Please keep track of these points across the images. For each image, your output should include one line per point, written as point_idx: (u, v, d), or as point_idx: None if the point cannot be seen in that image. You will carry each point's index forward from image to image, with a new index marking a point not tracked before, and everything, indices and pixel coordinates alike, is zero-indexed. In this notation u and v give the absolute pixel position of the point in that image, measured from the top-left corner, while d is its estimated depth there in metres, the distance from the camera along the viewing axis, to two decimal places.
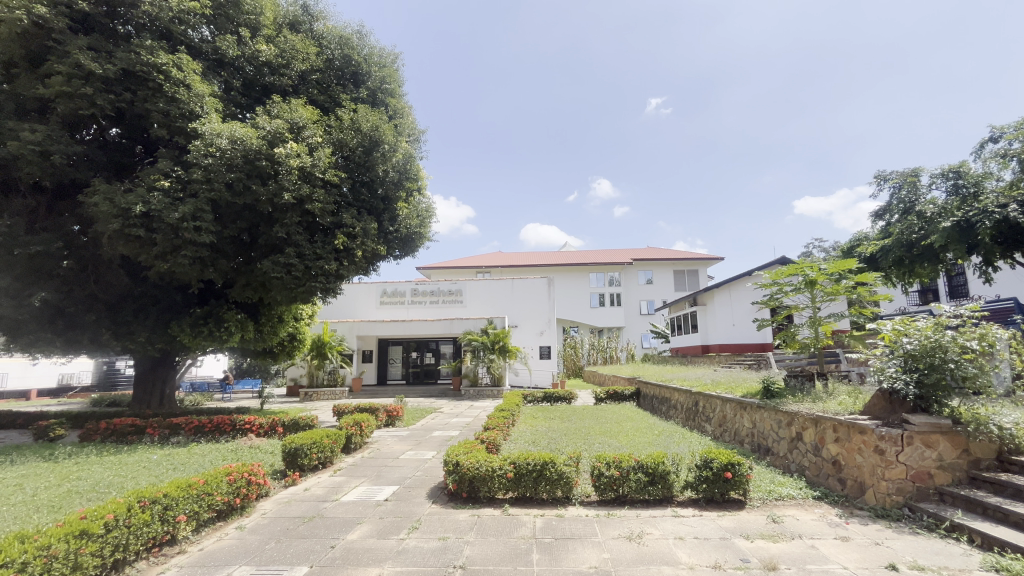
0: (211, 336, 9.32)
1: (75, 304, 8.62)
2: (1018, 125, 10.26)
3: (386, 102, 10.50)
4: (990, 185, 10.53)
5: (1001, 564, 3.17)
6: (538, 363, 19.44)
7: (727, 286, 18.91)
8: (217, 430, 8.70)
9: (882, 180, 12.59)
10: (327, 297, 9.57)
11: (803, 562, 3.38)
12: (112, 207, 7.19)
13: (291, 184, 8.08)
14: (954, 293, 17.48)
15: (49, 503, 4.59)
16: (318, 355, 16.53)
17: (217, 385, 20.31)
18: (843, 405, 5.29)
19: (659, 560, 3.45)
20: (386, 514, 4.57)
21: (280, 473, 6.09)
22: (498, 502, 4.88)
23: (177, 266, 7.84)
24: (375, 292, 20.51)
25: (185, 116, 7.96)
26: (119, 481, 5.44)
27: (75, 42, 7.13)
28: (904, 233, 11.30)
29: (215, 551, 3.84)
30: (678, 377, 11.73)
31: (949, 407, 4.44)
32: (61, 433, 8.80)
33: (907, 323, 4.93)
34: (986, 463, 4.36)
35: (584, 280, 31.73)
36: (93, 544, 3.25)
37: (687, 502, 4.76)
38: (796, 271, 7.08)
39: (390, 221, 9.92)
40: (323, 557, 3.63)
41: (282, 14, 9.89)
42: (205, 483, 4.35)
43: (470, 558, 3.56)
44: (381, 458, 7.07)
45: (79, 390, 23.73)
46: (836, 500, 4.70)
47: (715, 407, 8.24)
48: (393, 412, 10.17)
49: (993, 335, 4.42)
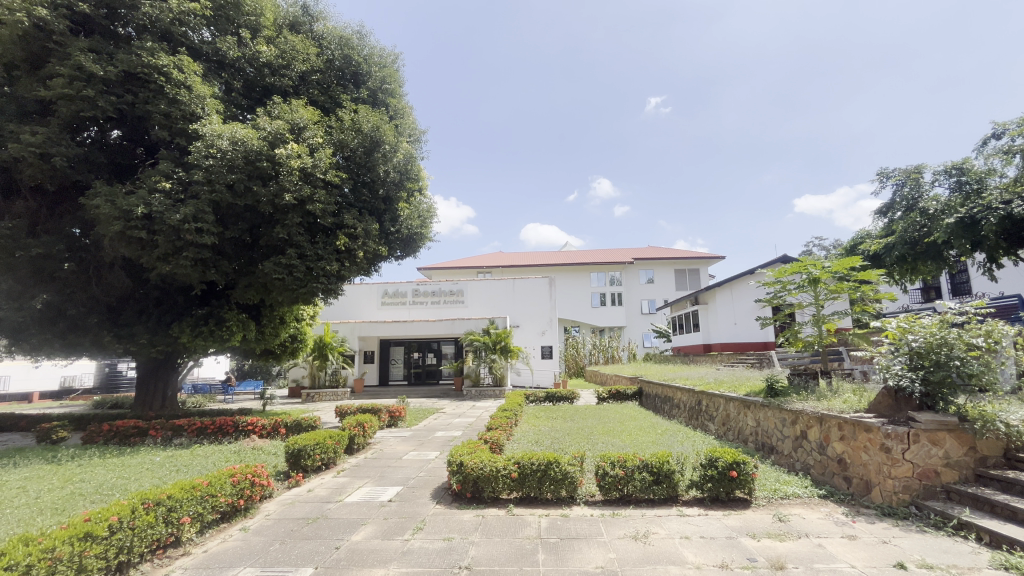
0: (213, 337, 9.31)
1: (77, 306, 8.62)
2: (1020, 121, 10.24)
3: (387, 102, 10.47)
4: (993, 181, 10.50)
5: (1011, 562, 3.14)
6: (539, 362, 19.45)
7: (729, 285, 18.88)
8: (220, 431, 8.71)
9: (885, 177, 12.56)
10: (328, 298, 9.56)
11: (811, 561, 3.36)
12: (114, 209, 7.18)
13: (291, 185, 8.06)
14: (957, 291, 17.45)
15: (52, 506, 4.59)
16: (320, 357, 16.54)
17: (220, 387, 20.31)
18: (848, 403, 5.26)
19: (665, 560, 3.44)
20: (390, 515, 4.56)
21: (283, 474, 6.08)
22: (502, 502, 4.86)
23: (179, 268, 7.84)
24: (376, 293, 20.50)
25: (187, 117, 7.96)
26: (122, 484, 5.42)
27: (76, 44, 7.15)
28: (907, 230, 11.28)
29: (219, 553, 3.83)
30: (680, 376, 11.66)
31: (955, 404, 4.41)
32: (64, 435, 8.80)
33: (912, 320, 4.90)
34: (993, 461, 4.33)
35: (585, 279, 31.70)
36: (96, 546, 3.24)
37: (692, 501, 4.73)
38: (799, 269, 7.05)
39: (392, 221, 9.91)
40: (327, 559, 3.61)
41: (282, 15, 9.88)
42: (208, 484, 4.34)
43: (475, 558, 3.55)
44: (384, 459, 7.06)
45: (81, 392, 23.76)
46: (843, 499, 4.69)
47: (719, 405, 8.21)
48: (395, 413, 10.17)
49: (999, 332, 4.41)
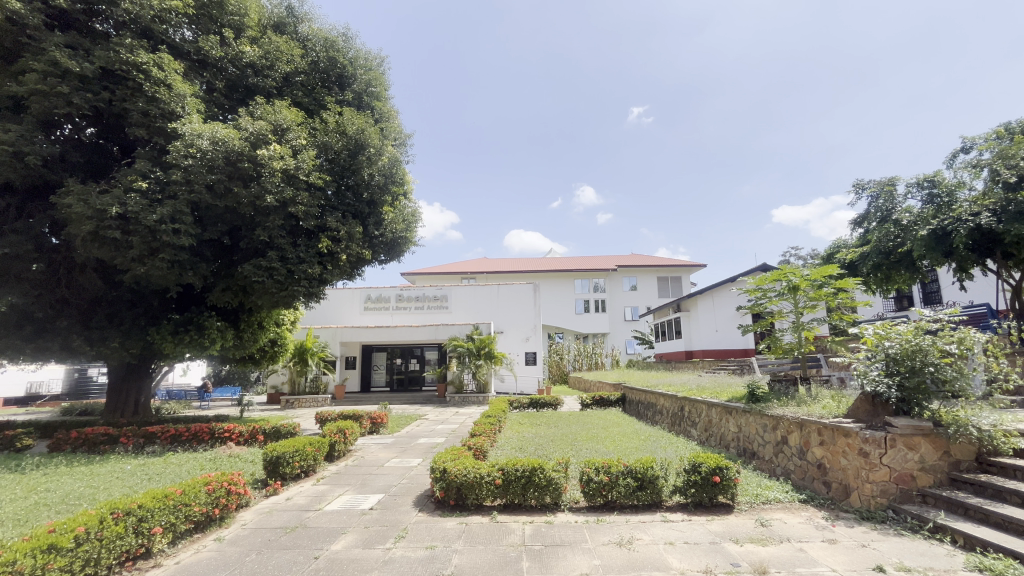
0: (190, 343, 9.08)
1: (45, 309, 8.29)
2: (988, 136, 10.71)
3: (373, 105, 10.37)
4: (963, 194, 10.87)
5: (985, 564, 3.23)
6: (524, 369, 19.44)
7: (711, 292, 19.20)
8: (195, 438, 8.43)
9: (860, 189, 12.98)
10: (310, 301, 9.34)
11: (793, 565, 3.39)
12: (87, 208, 6.92)
13: (274, 185, 7.90)
14: (928, 300, 18.04)
15: (14, 517, 4.36)
16: (300, 362, 16.21)
17: (195, 394, 19.75)
18: (827, 408, 5.37)
19: (649, 566, 3.43)
20: (372, 524, 4.46)
21: (261, 483, 5.92)
22: (486, 510, 4.80)
23: (154, 270, 7.58)
24: (359, 297, 20.19)
25: (166, 115, 7.80)
26: (90, 493, 5.19)
27: (51, 39, 6.91)
28: (881, 240, 11.74)
29: (192, 564, 3.69)
30: (665, 381, 12.05)
31: (929, 409, 4.52)
32: (29, 443, 8.45)
33: (888, 327, 5.02)
34: (967, 464, 4.45)
35: (569, 286, 31.80)
36: (61, 559, 3.12)
37: (675, 506, 4.77)
38: (780, 276, 7.15)
39: (376, 225, 9.78)
40: (306, 569, 3.53)
41: (266, 16, 9.74)
42: (181, 493, 4.17)
43: (458, 566, 3.49)
44: (365, 467, 6.91)
45: (49, 399, 22.88)
46: (823, 502, 4.76)
47: (701, 411, 8.29)
48: (377, 420, 10.01)
49: (971, 339, 4.52)
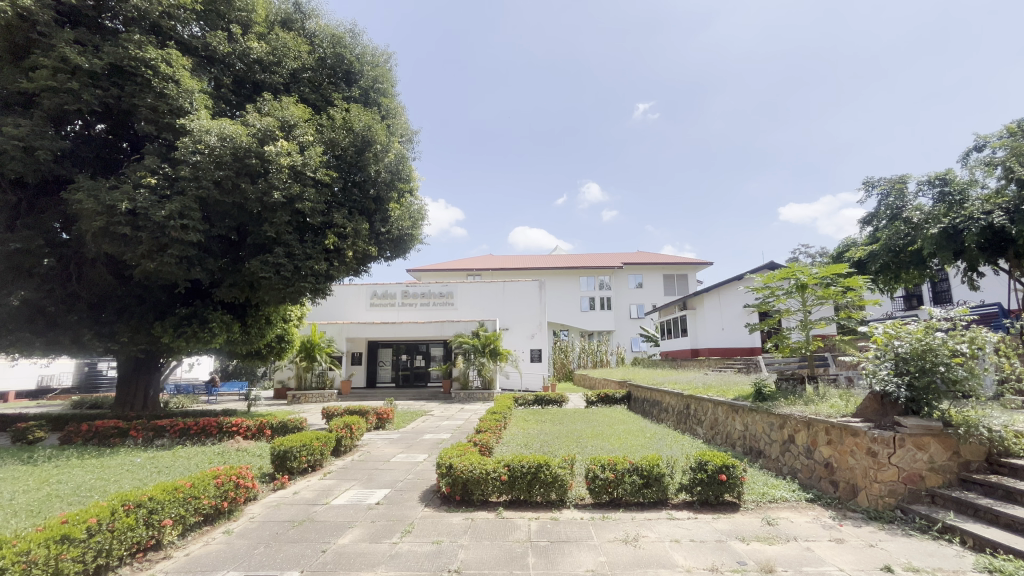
0: (195, 336, 9.13)
1: (57, 303, 8.37)
2: (1001, 134, 10.58)
3: (379, 102, 10.36)
4: (974, 192, 10.73)
5: (995, 566, 3.19)
6: (528, 366, 19.46)
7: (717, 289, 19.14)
8: (204, 432, 8.52)
9: (870, 187, 12.84)
10: (316, 298, 9.42)
11: (799, 564, 3.38)
12: (98, 204, 6.99)
13: (281, 182, 7.93)
14: (938, 300, 17.85)
15: (28, 507, 4.44)
16: (306, 357, 16.42)
17: (202, 388, 19.89)
18: (835, 408, 5.33)
19: (655, 563, 3.43)
20: (378, 518, 4.49)
21: (268, 477, 5.98)
22: (492, 506, 4.81)
23: (164, 265, 7.63)
24: (365, 294, 20.29)
25: (174, 112, 7.83)
26: (101, 485, 5.26)
27: (61, 35, 6.93)
28: (891, 239, 11.67)
29: (202, 556, 3.73)
30: (669, 380, 11.51)
31: (939, 409, 4.49)
32: (40, 436, 8.58)
33: (899, 325, 4.96)
34: (977, 465, 4.40)
35: (574, 283, 31.73)
36: (74, 550, 3.16)
37: (682, 504, 4.76)
38: (788, 275, 7.05)
39: (382, 222, 9.79)
40: (314, 562, 3.54)
41: (274, 13, 9.78)
42: (191, 486, 4.23)
43: (465, 562, 3.50)
44: (372, 462, 6.96)
45: (60, 393, 23.31)
46: (830, 502, 4.74)
47: (707, 410, 8.27)
48: (383, 415, 10.06)
49: (982, 339, 4.44)
